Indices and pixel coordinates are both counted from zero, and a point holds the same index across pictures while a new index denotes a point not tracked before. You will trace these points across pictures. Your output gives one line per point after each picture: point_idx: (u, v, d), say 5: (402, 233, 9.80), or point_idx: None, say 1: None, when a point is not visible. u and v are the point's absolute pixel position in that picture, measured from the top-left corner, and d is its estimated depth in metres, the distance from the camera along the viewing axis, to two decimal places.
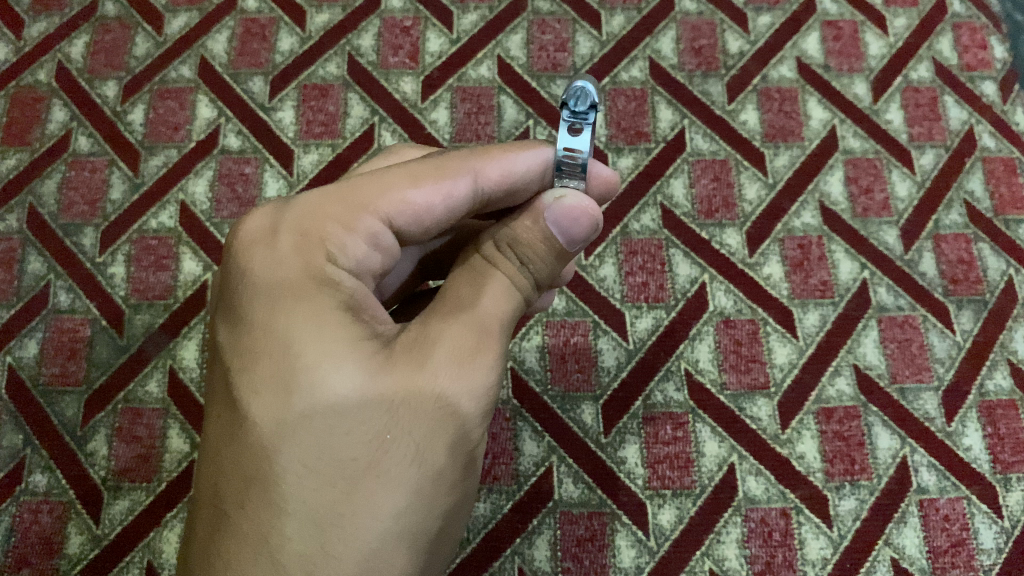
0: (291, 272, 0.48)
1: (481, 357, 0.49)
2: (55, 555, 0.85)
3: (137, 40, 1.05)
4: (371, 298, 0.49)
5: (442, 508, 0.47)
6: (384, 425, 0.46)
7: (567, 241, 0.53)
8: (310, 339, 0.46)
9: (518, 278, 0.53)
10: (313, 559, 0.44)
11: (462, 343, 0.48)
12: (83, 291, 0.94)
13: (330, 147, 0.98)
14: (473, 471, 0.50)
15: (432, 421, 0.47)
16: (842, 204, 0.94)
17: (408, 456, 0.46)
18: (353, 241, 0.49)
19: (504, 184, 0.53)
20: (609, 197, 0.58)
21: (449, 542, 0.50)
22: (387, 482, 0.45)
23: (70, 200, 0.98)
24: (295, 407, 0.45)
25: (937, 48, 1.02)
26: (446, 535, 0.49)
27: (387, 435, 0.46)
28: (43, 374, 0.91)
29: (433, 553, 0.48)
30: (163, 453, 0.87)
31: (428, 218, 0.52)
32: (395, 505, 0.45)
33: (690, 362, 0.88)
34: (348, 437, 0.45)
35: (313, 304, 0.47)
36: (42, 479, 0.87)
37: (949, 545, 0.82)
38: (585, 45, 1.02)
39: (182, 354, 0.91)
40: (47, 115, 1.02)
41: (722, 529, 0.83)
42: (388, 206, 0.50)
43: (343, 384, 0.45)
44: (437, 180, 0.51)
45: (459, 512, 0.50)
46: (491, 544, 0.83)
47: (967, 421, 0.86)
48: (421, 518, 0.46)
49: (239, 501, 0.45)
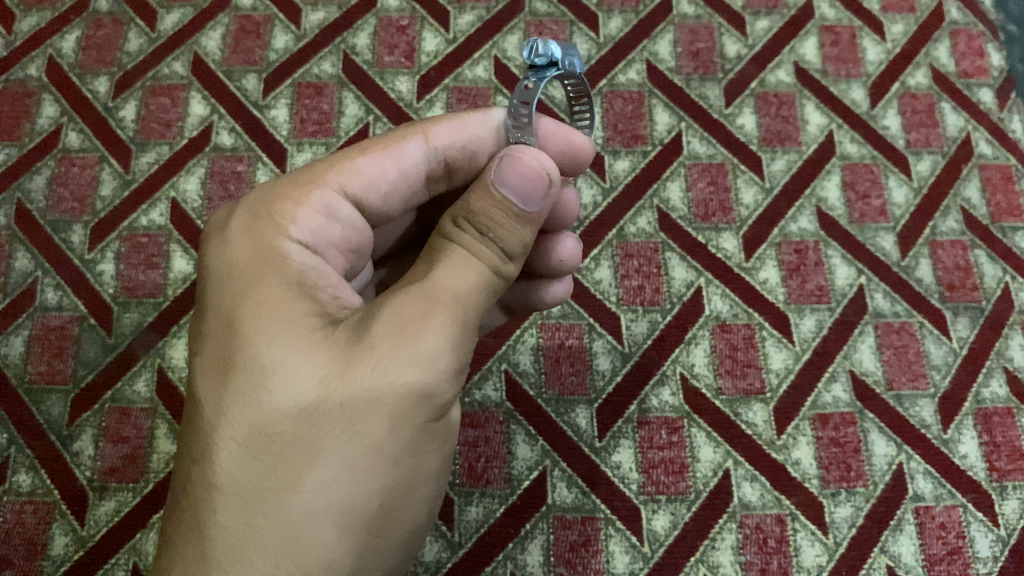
0: (243, 249, 0.49)
1: (429, 330, 0.46)
2: (39, 557, 0.84)
3: (129, 36, 1.04)
4: (326, 272, 0.50)
5: (382, 486, 0.46)
6: (315, 402, 0.45)
7: (521, 201, 0.51)
8: (251, 317, 0.47)
9: (477, 248, 0.51)
10: (242, 535, 0.45)
11: (407, 315, 0.47)
12: (71, 288, 0.93)
13: (324, 146, 0.97)
14: (430, 446, 0.48)
15: (368, 397, 0.45)
16: (839, 210, 0.94)
17: (340, 432, 0.45)
18: (306, 215, 0.51)
19: (458, 142, 0.57)
20: (568, 154, 0.61)
21: (404, 519, 0.49)
22: (317, 459, 0.45)
23: (59, 196, 0.96)
24: (232, 385, 0.46)
25: (934, 55, 1.02)
26: (397, 512, 0.48)
27: (319, 411, 0.45)
28: (29, 372, 0.90)
29: (379, 530, 0.47)
30: (151, 454, 0.86)
31: (384, 184, 0.55)
32: (324, 485, 0.45)
33: (685, 366, 0.87)
34: (279, 414, 0.45)
35: (257, 284, 0.48)
36: (27, 478, 0.86)
37: (945, 552, 0.82)
38: (582, 46, 1.01)
39: (171, 353, 0.89)
40: (37, 109, 1.01)
41: (717, 535, 0.82)
42: (342, 176, 0.54)
43: (279, 360, 0.46)
44: (390, 151, 0.55)
45: (412, 491, 0.48)
46: (483, 549, 0.82)
47: (964, 428, 0.86)
48: (354, 498, 0.46)
49: (185, 477, 0.47)
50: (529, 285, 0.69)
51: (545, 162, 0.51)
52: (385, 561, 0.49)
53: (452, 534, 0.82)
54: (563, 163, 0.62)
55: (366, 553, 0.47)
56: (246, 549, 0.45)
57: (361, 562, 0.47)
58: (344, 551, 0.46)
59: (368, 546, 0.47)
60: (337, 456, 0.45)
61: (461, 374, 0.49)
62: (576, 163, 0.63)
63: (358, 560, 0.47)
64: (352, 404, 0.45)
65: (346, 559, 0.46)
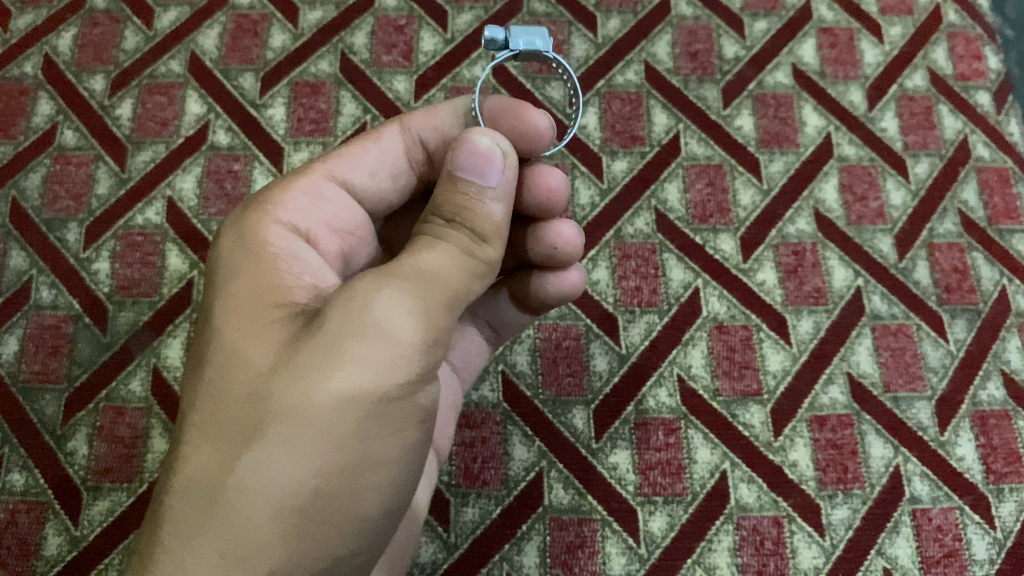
0: (230, 240, 0.54)
1: (380, 308, 0.47)
2: (32, 557, 0.83)
3: (126, 35, 1.03)
4: (306, 256, 0.55)
5: (324, 466, 0.45)
6: (266, 383, 0.46)
7: (477, 176, 0.52)
8: (226, 307, 0.50)
9: (444, 233, 0.52)
10: (185, 517, 0.45)
11: (359, 294, 0.48)
12: (66, 287, 0.92)
13: (321, 146, 0.97)
14: (385, 429, 0.47)
15: (313, 376, 0.45)
16: (837, 212, 0.94)
17: (284, 412, 0.45)
18: (294, 199, 0.57)
19: (432, 124, 0.63)
20: (517, 129, 0.60)
21: (353, 506, 0.47)
22: (260, 440, 0.45)
23: (55, 195, 0.96)
24: (202, 372, 0.48)
25: (931, 57, 1.02)
26: (343, 498, 0.47)
27: (267, 392, 0.46)
28: (23, 371, 0.89)
29: (322, 515, 0.46)
30: (145, 453, 0.85)
31: (368, 165, 0.61)
32: (263, 465, 0.45)
33: (683, 367, 0.87)
34: (234, 396, 0.46)
35: (235, 276, 0.51)
36: (20, 478, 0.85)
37: (942, 555, 0.82)
38: (580, 47, 1.01)
39: (166, 353, 0.89)
40: (33, 107, 1.00)
41: (714, 537, 0.82)
42: (329, 163, 0.60)
43: (242, 342, 0.48)
44: (373, 143, 0.62)
45: (362, 476, 0.47)
46: (480, 550, 0.81)
47: (961, 430, 0.86)
48: (293, 479, 0.45)
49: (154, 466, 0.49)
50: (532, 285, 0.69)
51: (491, 135, 0.52)
52: (333, 553, 0.47)
53: (448, 535, 0.82)
54: (518, 143, 0.61)
55: (308, 540, 0.46)
56: (184, 531, 0.44)
57: (302, 550, 0.46)
58: (281, 535, 0.45)
59: (311, 533, 0.46)
60: (279, 435, 0.45)
61: (421, 355, 0.48)
62: (535, 146, 0.61)
63: (298, 547, 0.45)
64: (298, 383, 0.45)
65: (284, 544, 0.45)
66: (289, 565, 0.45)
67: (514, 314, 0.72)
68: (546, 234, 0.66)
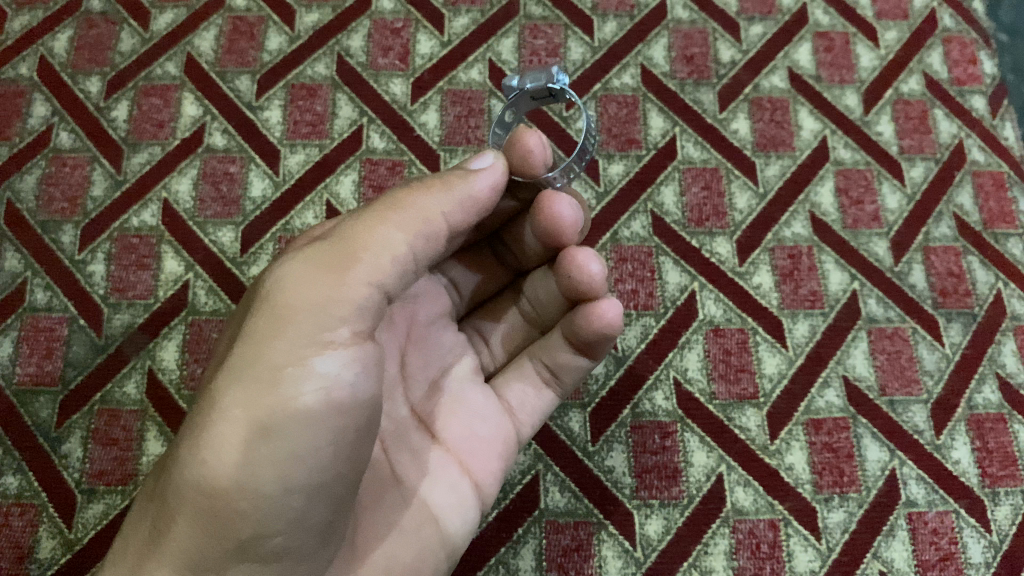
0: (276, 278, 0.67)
1: (274, 284, 0.49)
2: (26, 560, 0.82)
3: (122, 37, 1.03)
4: None
5: (212, 439, 0.46)
6: (213, 372, 0.51)
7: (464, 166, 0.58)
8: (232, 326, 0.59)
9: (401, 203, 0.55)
10: (145, 499, 0.50)
11: (272, 274, 0.50)
12: (61, 289, 0.92)
13: (318, 148, 0.97)
14: (274, 393, 0.46)
15: (227, 355, 0.49)
16: (833, 215, 0.94)
17: (205, 392, 0.49)
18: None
19: None
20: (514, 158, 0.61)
21: (245, 480, 0.45)
22: (188, 421, 0.49)
23: (50, 196, 0.96)
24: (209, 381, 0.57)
25: (927, 62, 1.03)
26: (232, 471, 0.45)
27: (209, 379, 0.50)
28: (18, 374, 0.89)
29: (214, 491, 0.45)
30: (140, 456, 0.85)
31: None
32: (178, 445, 0.48)
33: (679, 370, 0.87)
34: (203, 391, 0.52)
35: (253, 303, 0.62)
36: (14, 481, 0.85)
37: (938, 558, 0.82)
38: (577, 51, 1.01)
39: (161, 355, 0.88)
40: (28, 109, 1.00)
41: (710, 540, 0.82)
42: None
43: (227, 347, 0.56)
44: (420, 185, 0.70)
45: (252, 445, 0.45)
46: (475, 554, 0.81)
47: (956, 434, 0.86)
48: (189, 454, 0.46)
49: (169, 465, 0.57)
50: (573, 323, 0.64)
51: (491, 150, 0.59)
52: (239, 531, 0.46)
53: None
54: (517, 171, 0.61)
55: (205, 518, 0.45)
56: (138, 513, 0.50)
57: (203, 528, 0.45)
58: (183, 509, 0.46)
59: (208, 507, 0.45)
60: (194, 415, 0.48)
61: (310, 316, 0.47)
62: (528, 169, 0.60)
63: (197, 525, 0.45)
64: (218, 367, 0.49)
65: (183, 521, 0.46)
66: (190, 545, 0.45)
67: (570, 355, 0.66)
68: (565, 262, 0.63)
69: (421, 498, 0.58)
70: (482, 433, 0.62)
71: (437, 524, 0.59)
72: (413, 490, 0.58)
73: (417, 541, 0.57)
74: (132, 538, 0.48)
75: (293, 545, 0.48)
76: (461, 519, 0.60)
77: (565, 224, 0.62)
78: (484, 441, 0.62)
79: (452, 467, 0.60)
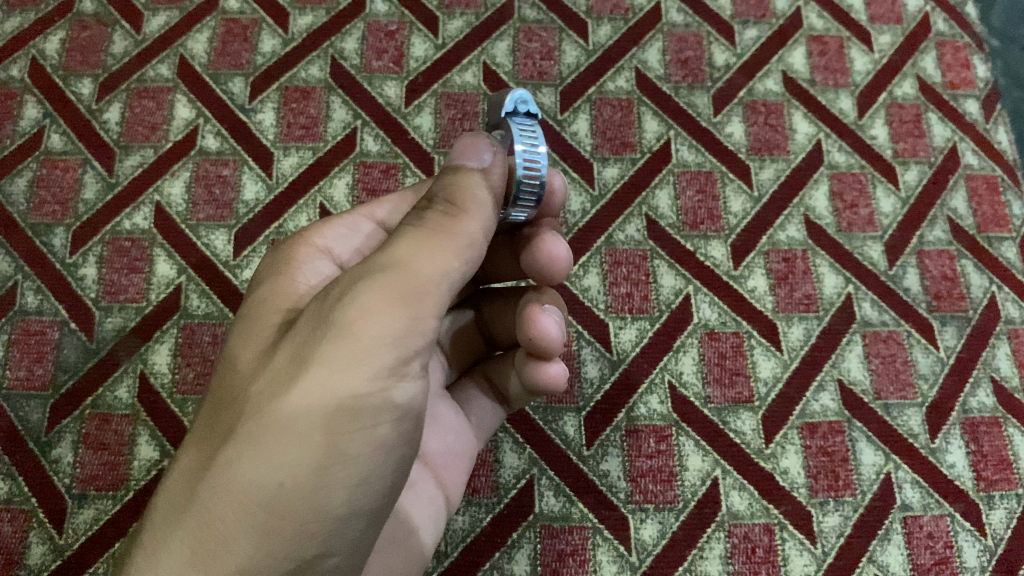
0: (274, 256, 0.59)
1: (341, 303, 0.43)
2: (15, 566, 0.81)
3: (114, 39, 1.02)
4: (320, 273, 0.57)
5: (286, 463, 0.42)
6: (252, 387, 0.45)
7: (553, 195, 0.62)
8: (248, 325, 0.52)
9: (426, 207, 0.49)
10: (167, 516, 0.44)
11: (334, 290, 0.45)
12: (52, 292, 0.91)
13: (311, 151, 0.96)
14: (353, 424, 0.42)
15: (286, 374, 0.44)
16: (827, 219, 0.94)
17: (259, 411, 0.43)
18: (336, 232, 0.62)
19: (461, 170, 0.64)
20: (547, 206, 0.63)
21: (318, 505, 0.43)
22: (238, 442, 0.43)
23: (41, 199, 0.95)
24: (218, 383, 0.50)
25: (921, 66, 1.03)
26: (305, 497, 0.42)
27: (252, 394, 0.45)
28: (8, 377, 0.88)
29: (286, 516, 0.42)
30: (131, 461, 0.84)
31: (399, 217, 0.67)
32: (231, 462, 0.42)
33: (674, 374, 0.87)
34: (233, 402, 0.46)
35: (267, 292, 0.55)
36: (2, 486, 0.83)
37: (933, 562, 0.82)
38: (572, 54, 1.01)
39: (154, 359, 0.88)
40: (19, 111, 0.99)
41: (705, 545, 0.81)
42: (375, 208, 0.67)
43: (244, 351, 0.50)
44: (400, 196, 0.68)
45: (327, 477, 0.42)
46: (469, 560, 0.80)
47: (951, 438, 0.86)
48: (259, 477, 0.42)
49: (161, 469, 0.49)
50: (529, 364, 0.64)
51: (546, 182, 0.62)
52: (300, 556, 0.43)
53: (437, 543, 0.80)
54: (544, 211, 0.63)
55: (271, 541, 0.42)
56: (162, 529, 0.43)
57: (265, 550, 0.42)
58: (240, 535, 0.42)
59: (275, 535, 0.42)
60: (247, 432, 0.43)
61: (391, 345, 0.43)
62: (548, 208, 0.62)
63: (262, 547, 0.42)
64: (273, 383, 0.44)
65: (245, 544, 0.42)
66: (252, 566, 0.42)
67: (518, 391, 0.69)
68: (527, 321, 0.60)
69: (406, 512, 0.62)
70: (455, 448, 0.67)
71: (418, 535, 0.63)
72: (399, 504, 0.61)
73: (405, 549, 0.62)
74: (162, 561, 0.41)
75: (345, 563, 0.46)
76: (434, 528, 0.65)
77: (556, 274, 0.60)
78: (457, 456, 0.67)
79: (429, 480, 0.64)
